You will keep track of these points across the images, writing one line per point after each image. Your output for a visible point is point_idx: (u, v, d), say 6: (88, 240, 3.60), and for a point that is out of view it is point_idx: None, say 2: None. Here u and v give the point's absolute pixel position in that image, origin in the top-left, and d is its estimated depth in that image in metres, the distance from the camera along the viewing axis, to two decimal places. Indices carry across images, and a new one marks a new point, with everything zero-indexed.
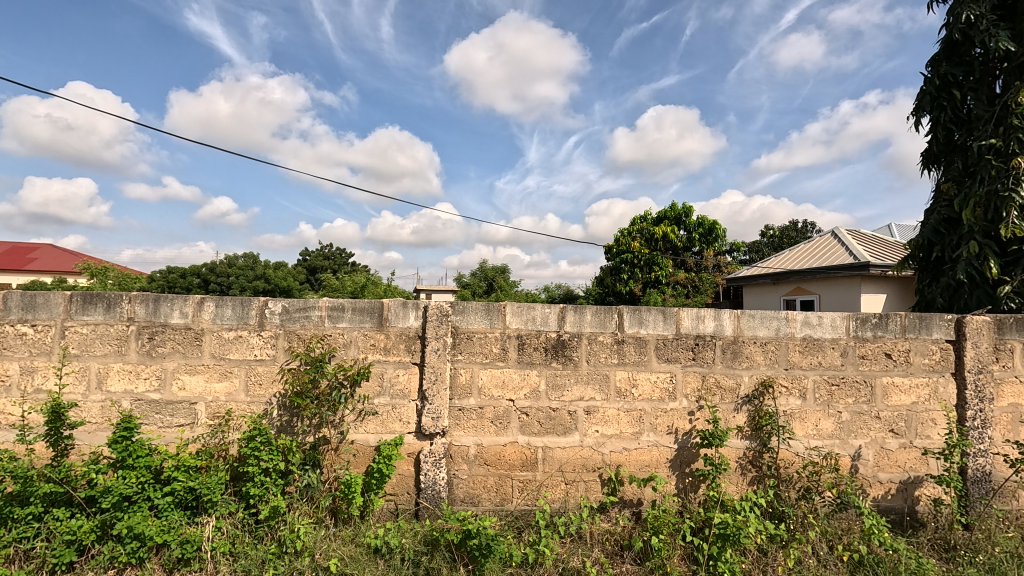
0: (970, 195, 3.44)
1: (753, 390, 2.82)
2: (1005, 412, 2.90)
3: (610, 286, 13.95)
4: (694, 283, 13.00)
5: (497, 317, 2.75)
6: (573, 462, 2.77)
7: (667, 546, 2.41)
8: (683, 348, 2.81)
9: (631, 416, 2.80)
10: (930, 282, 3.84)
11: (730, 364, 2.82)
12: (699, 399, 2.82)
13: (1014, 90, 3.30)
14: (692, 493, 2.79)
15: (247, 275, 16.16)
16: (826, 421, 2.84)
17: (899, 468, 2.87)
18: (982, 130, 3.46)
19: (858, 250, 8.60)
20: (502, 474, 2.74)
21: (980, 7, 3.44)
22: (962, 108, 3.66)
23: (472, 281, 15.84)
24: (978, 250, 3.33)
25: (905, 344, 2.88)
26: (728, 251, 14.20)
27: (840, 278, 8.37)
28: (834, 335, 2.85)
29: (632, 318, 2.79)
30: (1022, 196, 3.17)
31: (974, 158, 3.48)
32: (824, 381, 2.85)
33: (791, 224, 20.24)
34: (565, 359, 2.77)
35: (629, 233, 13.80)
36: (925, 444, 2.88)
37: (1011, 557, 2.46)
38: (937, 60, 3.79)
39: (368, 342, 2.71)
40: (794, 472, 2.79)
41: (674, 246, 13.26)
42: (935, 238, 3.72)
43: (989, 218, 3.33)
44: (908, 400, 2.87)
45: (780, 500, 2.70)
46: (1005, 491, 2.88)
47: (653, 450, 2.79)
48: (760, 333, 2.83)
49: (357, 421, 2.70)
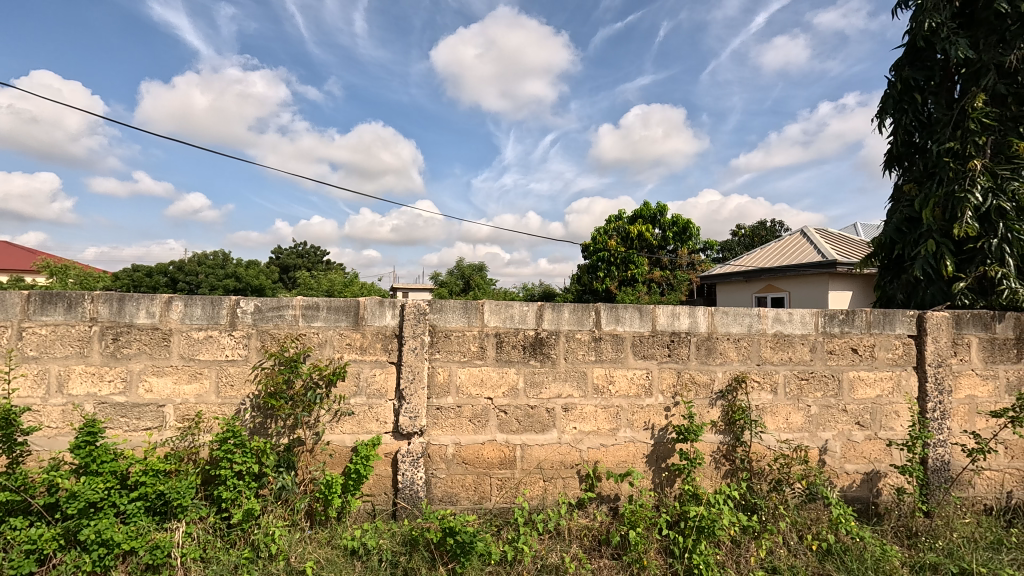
0: (930, 195, 3.55)
1: (727, 385, 2.88)
2: (963, 403, 3.02)
3: (587, 284, 14.12)
4: (669, 281, 13.14)
5: (475, 315, 2.74)
6: (551, 459, 2.79)
7: (644, 540, 2.43)
8: (658, 345, 2.85)
9: (608, 412, 2.82)
10: (891, 279, 3.95)
11: (705, 360, 2.88)
12: (675, 395, 2.86)
13: (971, 95, 3.43)
14: (668, 487, 2.84)
15: (217, 273, 15.73)
16: (796, 415, 2.92)
17: (865, 459, 2.97)
18: (942, 134, 3.58)
19: (824, 248, 8.86)
20: (481, 472, 2.74)
21: (940, 15, 3.55)
22: (923, 112, 3.78)
23: (450, 279, 15.84)
24: (935, 248, 3.45)
25: (870, 339, 2.97)
26: (701, 250, 14.54)
27: (810, 276, 8.62)
28: (804, 330, 2.94)
29: (609, 316, 2.82)
30: (976, 197, 3.28)
31: (934, 160, 3.60)
32: (794, 375, 2.93)
33: (761, 224, 20.78)
34: (543, 357, 2.78)
35: (605, 231, 14.00)
36: (889, 435, 2.99)
37: (967, 541, 2.59)
38: (899, 65, 3.89)
39: (343, 341, 2.66)
40: (766, 465, 2.87)
41: (649, 245, 13.48)
42: (897, 237, 3.83)
43: (947, 218, 3.44)
44: (874, 393, 2.98)
45: (753, 493, 2.77)
46: (963, 479, 3.00)
47: (630, 445, 2.83)
48: (733, 329, 2.90)
49: (334, 422, 2.65)
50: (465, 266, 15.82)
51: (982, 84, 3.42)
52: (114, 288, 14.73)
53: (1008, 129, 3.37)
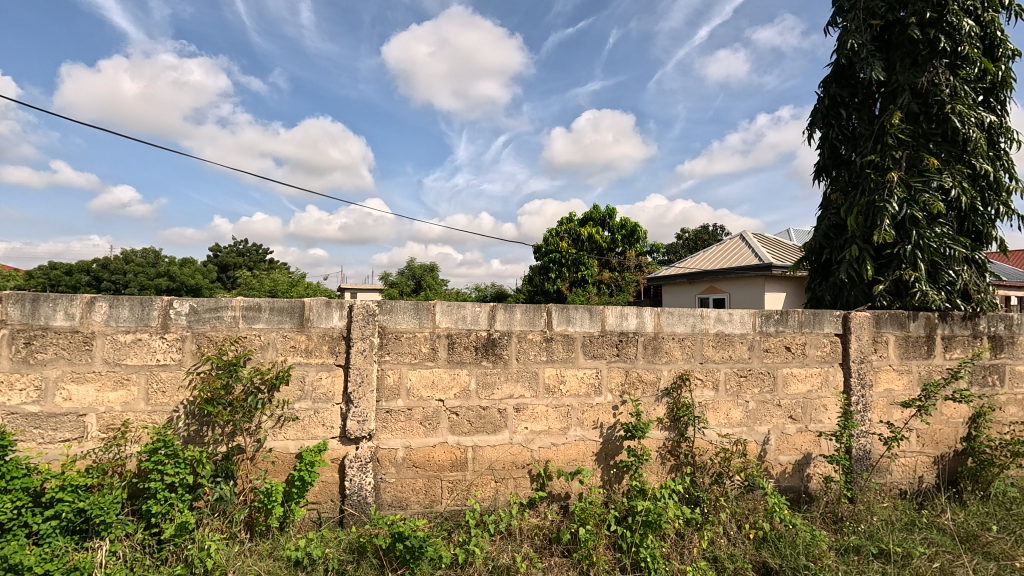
0: (854, 204, 3.82)
1: (672, 383, 2.99)
2: (882, 396, 3.27)
3: (539, 285, 14.27)
4: (618, 283, 13.49)
5: (426, 316, 2.70)
6: (503, 460, 2.79)
7: (593, 537, 2.48)
8: (607, 345, 2.92)
9: (559, 411, 2.86)
10: (820, 282, 4.23)
11: (651, 359, 2.97)
12: (623, 393, 2.94)
13: (889, 112, 3.72)
14: (617, 484, 2.91)
15: (148, 272, 14.73)
16: (736, 410, 3.07)
17: (797, 451, 3.16)
18: (864, 147, 3.87)
19: (761, 252, 9.37)
20: (432, 475, 2.71)
21: (862, 37, 3.82)
22: (848, 127, 4.07)
23: (400, 280, 15.57)
24: (858, 253, 3.72)
25: (802, 338, 3.17)
26: (648, 252, 15.02)
27: (748, 278, 9.09)
28: (743, 329, 3.09)
29: (560, 317, 2.86)
30: (893, 206, 3.57)
31: (857, 171, 3.88)
32: (733, 372, 3.07)
33: (704, 228, 21.72)
34: (495, 357, 2.78)
35: (557, 233, 14.20)
36: (818, 428, 3.19)
37: (885, 523, 2.80)
38: (827, 81, 4.16)
39: (287, 343, 2.56)
40: (708, 459, 2.99)
41: (599, 247, 13.80)
42: (825, 242, 4.10)
43: (868, 225, 3.72)
44: (805, 388, 3.17)
45: (696, 486, 2.88)
46: (882, 466, 3.25)
47: (580, 444, 2.87)
48: (678, 329, 3.01)
49: (277, 428, 2.54)
50: (417, 267, 15.61)
51: (898, 102, 3.72)
52: (27, 287, 13.49)
53: (920, 144, 3.67)
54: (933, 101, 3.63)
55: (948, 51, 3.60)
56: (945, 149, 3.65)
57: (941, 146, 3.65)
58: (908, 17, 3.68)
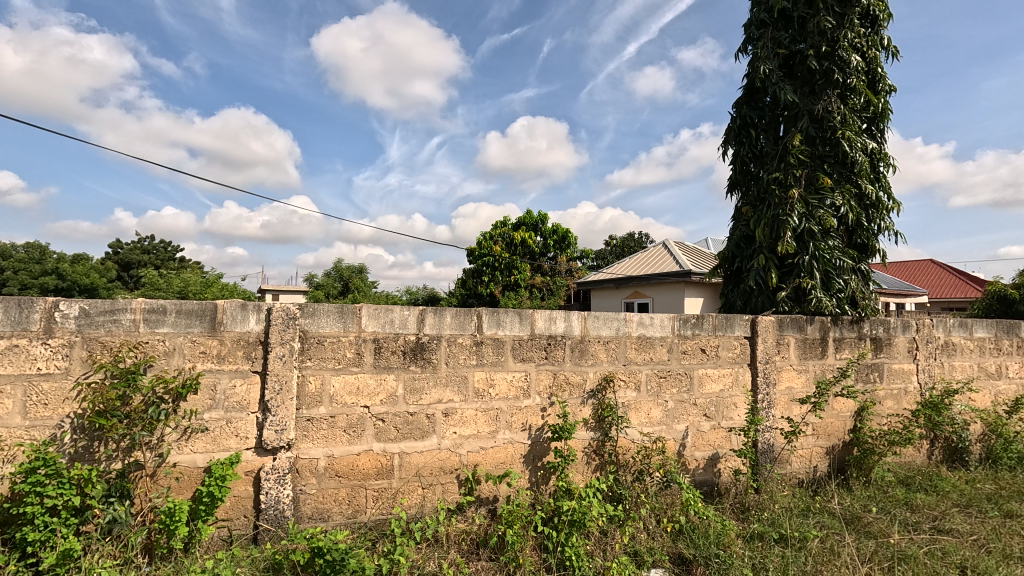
0: (761, 217, 4.16)
1: (597, 385, 3.09)
2: (783, 393, 3.57)
3: (472, 288, 14.26)
4: (549, 287, 13.77)
5: (351, 319, 2.61)
6: (430, 465, 2.75)
7: (520, 538, 2.50)
8: (536, 348, 2.96)
9: (488, 415, 2.86)
10: (732, 288, 4.56)
11: (578, 361, 3.05)
12: (551, 395, 3.00)
13: (791, 134, 4.09)
14: (544, 485, 2.96)
15: (32, 269, 13.11)
16: (656, 409, 3.23)
17: (710, 446, 3.37)
18: (770, 165, 4.22)
19: (681, 259, 9.94)
20: (355, 484, 2.61)
21: (769, 64, 4.17)
22: (756, 146, 4.42)
23: (327, 282, 14.96)
24: (764, 262, 4.05)
25: (716, 340, 3.39)
26: (579, 258, 15.47)
27: (670, 284, 9.61)
28: (663, 333, 3.25)
29: (490, 320, 2.87)
30: (794, 220, 3.92)
31: (764, 187, 4.22)
32: (654, 374, 3.23)
33: (631, 236, 22.70)
34: (423, 362, 2.74)
35: (490, 237, 14.27)
36: (729, 424, 3.42)
37: (785, 510, 3.05)
38: (739, 103, 4.50)
39: (196, 349, 2.38)
40: (630, 457, 3.12)
41: (531, 251, 14.04)
42: (737, 251, 4.43)
43: (773, 236, 4.07)
44: (718, 387, 3.39)
45: (618, 484, 2.99)
46: (783, 458, 3.54)
47: (508, 447, 2.89)
48: (603, 332, 3.12)
49: (182, 441, 2.35)
50: (345, 268, 15.07)
51: (799, 126, 4.09)
52: None
53: (816, 165, 4.06)
54: (828, 127, 4.03)
55: (840, 82, 4.02)
56: (837, 170, 4.06)
57: (833, 167, 4.06)
58: (807, 49, 4.06)
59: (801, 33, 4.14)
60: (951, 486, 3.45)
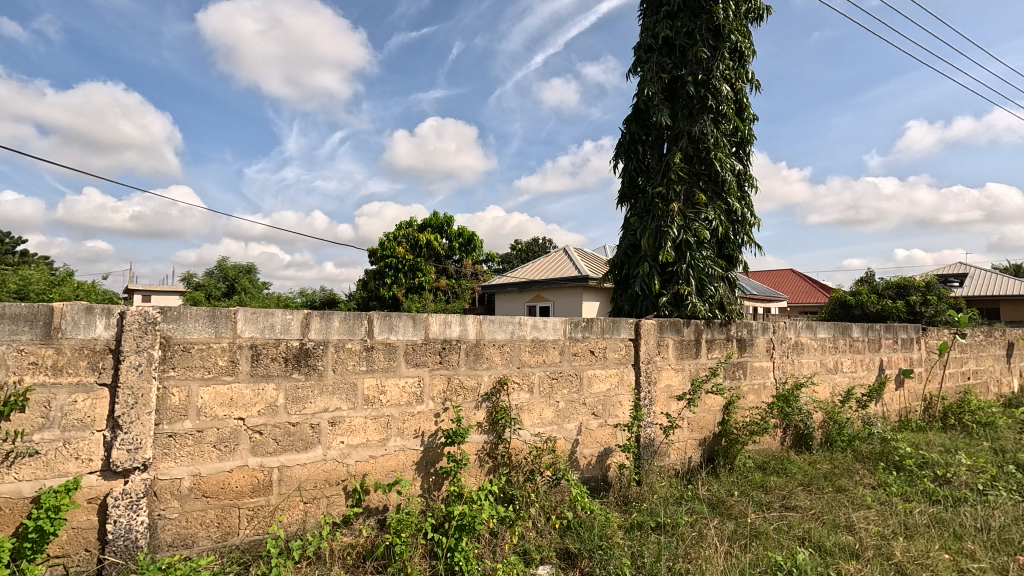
0: (646, 227, 4.49)
1: (491, 388, 3.12)
2: (663, 391, 3.86)
3: (373, 290, 13.81)
4: (454, 290, 13.73)
5: (225, 324, 2.40)
6: (314, 478, 2.60)
7: (409, 547, 2.45)
8: (430, 352, 2.93)
9: (378, 423, 2.77)
10: (620, 293, 4.86)
11: (472, 365, 3.06)
12: (445, 400, 2.98)
13: (672, 153, 4.45)
14: (436, 491, 2.93)
15: None
16: (548, 410, 3.34)
17: (598, 443, 3.55)
18: (655, 180, 4.56)
19: (579, 265, 10.41)
20: (226, 504, 2.40)
21: (654, 87, 4.52)
22: (643, 161, 4.75)
23: (210, 281, 13.64)
24: (648, 270, 4.38)
25: (604, 342, 3.58)
26: (484, 261, 15.61)
27: (569, 288, 10.03)
28: (555, 336, 3.38)
29: (382, 325, 2.79)
30: (673, 231, 4.29)
31: (649, 200, 4.55)
32: (546, 376, 3.34)
33: (535, 241, 23.36)
34: (308, 369, 2.59)
35: (394, 237, 13.95)
36: (615, 421, 3.63)
37: (661, 499, 3.30)
38: (629, 120, 4.82)
39: (25, 360, 2.04)
40: (523, 458, 3.19)
41: (436, 254, 14.00)
42: (625, 259, 4.73)
43: (657, 246, 4.40)
44: (605, 387, 3.59)
45: (510, 485, 3.04)
46: (662, 450, 3.83)
47: (399, 454, 2.82)
48: (498, 336, 3.16)
49: (3, 468, 2.00)
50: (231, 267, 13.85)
51: (679, 145, 4.47)
52: None
53: (694, 182, 4.46)
54: (703, 148, 4.45)
55: (714, 108, 4.45)
56: (711, 187, 4.49)
57: (708, 185, 4.48)
58: (686, 76, 4.46)
59: (682, 60, 4.53)
60: (798, 468, 3.96)
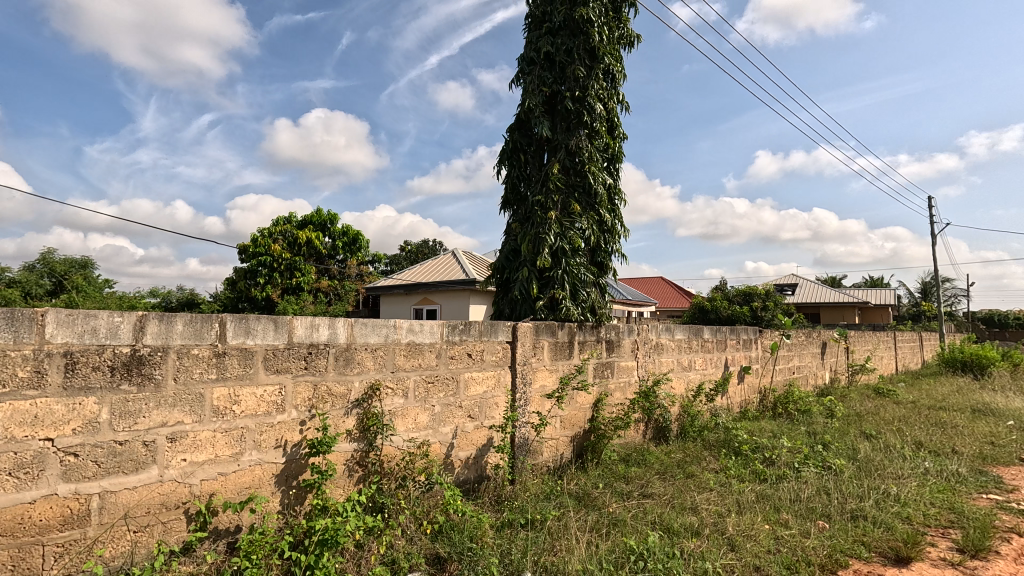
0: (526, 233, 4.64)
1: (362, 394, 3.00)
2: (537, 392, 4.01)
3: (243, 290, 12.61)
4: (336, 291, 13.05)
5: (29, 328, 2.02)
6: (146, 503, 2.28)
7: (261, 570, 2.25)
8: (294, 358, 2.74)
9: (229, 436, 2.52)
10: (501, 296, 4.96)
11: (342, 370, 2.92)
12: (310, 408, 2.80)
13: (551, 163, 4.66)
14: (297, 506, 2.74)
15: None
16: (423, 415, 3.29)
17: (473, 445, 3.57)
18: (535, 189, 4.74)
19: (467, 267, 10.47)
20: (25, 542, 2.01)
21: (535, 99, 4.70)
22: (525, 170, 4.91)
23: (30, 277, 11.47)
24: (527, 274, 4.52)
25: (481, 345, 3.63)
26: (370, 262, 15.05)
27: (456, 292, 10.05)
28: (432, 339, 3.34)
29: (237, 328, 2.55)
30: (550, 238, 4.49)
31: (529, 208, 4.71)
32: (422, 380, 3.29)
33: (426, 242, 23.03)
34: (142, 379, 2.27)
35: (269, 233, 12.87)
36: (491, 423, 3.69)
37: (532, 496, 3.42)
38: (512, 129, 4.95)
39: None
40: (395, 465, 3.10)
41: (318, 253, 13.22)
42: (506, 263, 4.84)
43: (535, 251, 4.57)
44: (482, 389, 3.63)
45: (380, 493, 2.94)
46: (536, 449, 3.97)
47: (255, 469, 2.59)
48: (371, 339, 3.05)
49: None
50: None
51: (557, 157, 4.69)
52: None
53: (570, 192, 4.70)
54: (579, 161, 4.71)
55: (589, 124, 4.74)
56: (585, 198, 4.77)
57: (583, 196, 4.76)
58: (565, 91, 4.70)
59: (561, 76, 4.77)
60: (655, 458, 4.34)
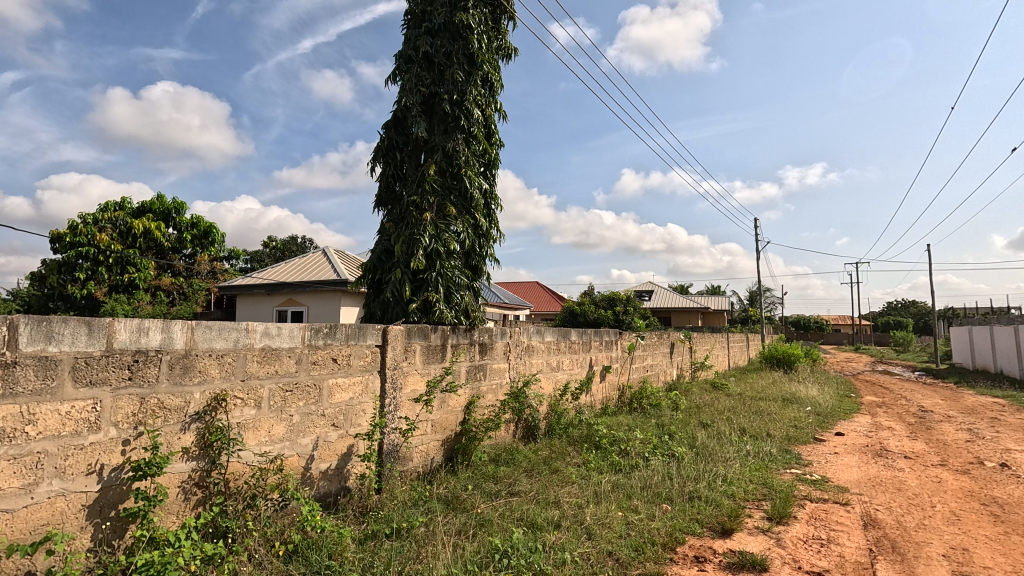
0: (400, 234, 4.53)
1: (205, 406, 2.66)
2: (408, 396, 3.91)
3: (55, 286, 10.54)
4: (182, 290, 11.54)
5: None
6: None
7: None
8: (114, 368, 2.34)
9: (19, 464, 2.06)
10: (373, 298, 4.77)
11: (178, 380, 2.56)
12: (135, 425, 2.41)
13: (427, 164, 4.60)
14: (114, 541, 2.33)
15: None
16: (278, 426, 3.02)
17: (336, 456, 3.37)
18: (410, 189, 4.64)
19: (339, 267, 9.91)
20: None
21: (412, 98, 4.61)
22: (400, 169, 4.79)
23: None
24: (400, 276, 4.40)
25: (348, 349, 3.44)
26: (226, 258, 13.53)
27: (326, 293, 9.46)
28: (291, 344, 3.09)
29: (34, 333, 2.10)
30: (425, 240, 4.43)
31: (404, 208, 4.60)
32: (278, 388, 3.02)
33: (293, 238, 21.33)
34: None
35: (94, 220, 10.91)
36: (356, 431, 3.51)
37: (398, 504, 3.32)
38: (387, 126, 4.80)
39: None
40: (243, 483, 2.80)
41: (159, 246, 11.56)
42: (378, 264, 4.67)
43: (409, 253, 4.47)
44: (347, 396, 3.44)
45: (224, 516, 2.63)
46: (405, 455, 3.87)
47: (56, 502, 2.16)
48: (216, 345, 2.72)
49: None
50: None
51: (434, 158, 4.65)
52: None
53: (446, 195, 4.69)
54: (456, 164, 4.72)
55: (466, 128, 4.77)
56: (462, 202, 4.79)
57: (459, 199, 4.77)
58: (443, 93, 4.68)
59: (439, 78, 4.74)
60: (523, 457, 4.49)
